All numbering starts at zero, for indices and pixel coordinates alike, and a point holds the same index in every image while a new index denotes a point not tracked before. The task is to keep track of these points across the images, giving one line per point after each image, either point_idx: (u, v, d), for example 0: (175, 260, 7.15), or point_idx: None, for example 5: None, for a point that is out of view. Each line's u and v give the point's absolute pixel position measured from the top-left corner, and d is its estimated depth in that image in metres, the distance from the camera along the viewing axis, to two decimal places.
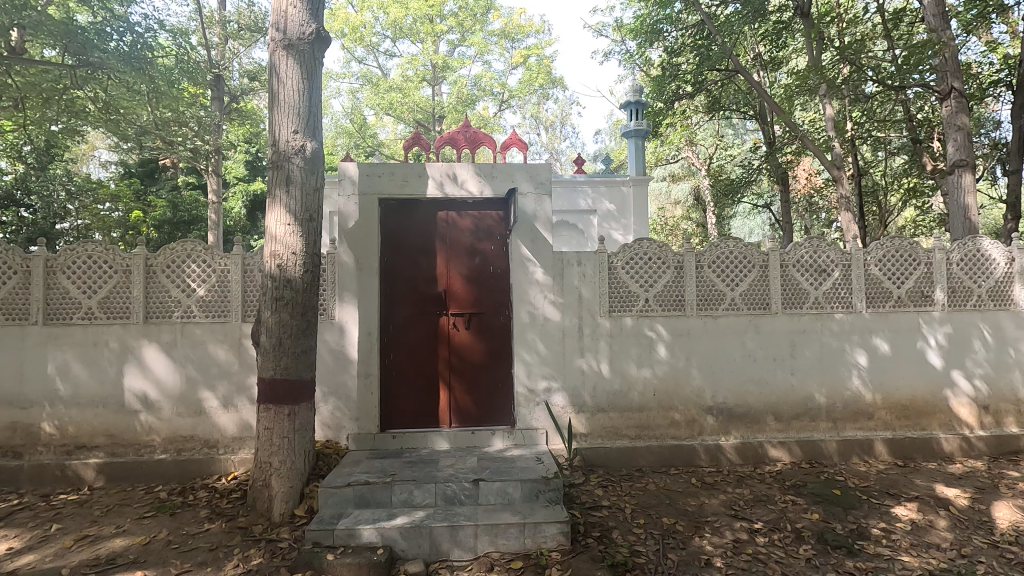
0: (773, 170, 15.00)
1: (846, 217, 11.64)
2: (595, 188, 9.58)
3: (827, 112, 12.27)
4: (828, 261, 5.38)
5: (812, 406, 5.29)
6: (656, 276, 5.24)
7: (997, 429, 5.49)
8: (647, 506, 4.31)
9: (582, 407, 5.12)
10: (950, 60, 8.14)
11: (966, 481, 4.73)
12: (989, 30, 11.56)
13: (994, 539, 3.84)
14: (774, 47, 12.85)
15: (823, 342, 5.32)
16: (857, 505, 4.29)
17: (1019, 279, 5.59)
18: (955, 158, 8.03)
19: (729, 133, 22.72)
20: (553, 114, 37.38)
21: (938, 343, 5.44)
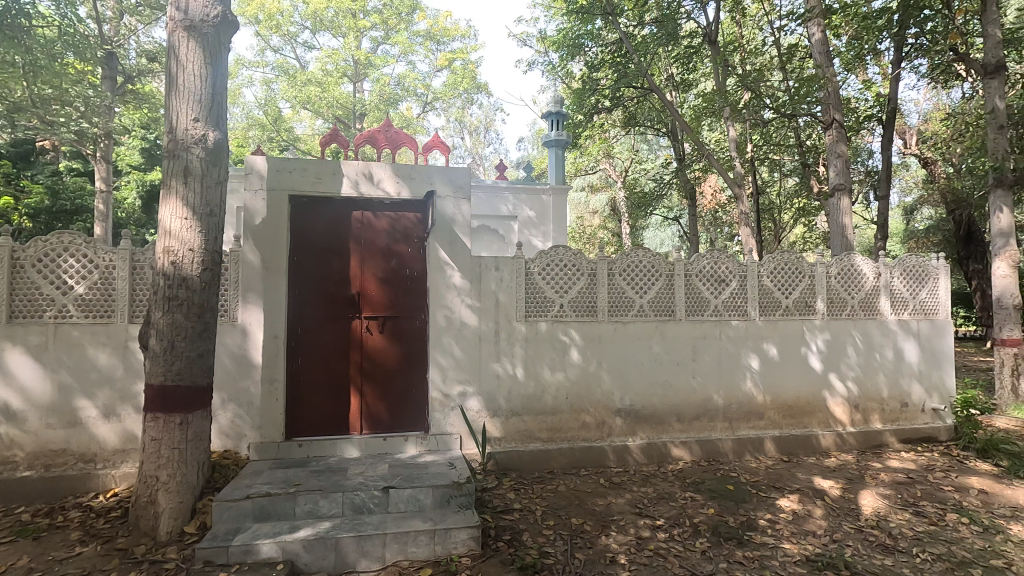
0: (682, 185, 15.98)
1: (744, 232, 12.61)
2: (515, 195, 9.70)
3: (729, 134, 13.27)
4: (726, 272, 5.79)
5: (710, 407, 5.65)
6: (571, 282, 5.39)
7: (865, 426, 6.15)
8: (557, 507, 4.40)
9: (496, 411, 5.15)
10: (832, 94, 9.09)
11: (839, 473, 5.26)
12: (865, 70, 13.01)
13: (860, 524, 4.28)
14: (684, 70, 13.70)
15: (721, 347, 5.71)
16: (747, 499, 4.63)
17: (884, 292, 6.31)
18: (835, 182, 8.93)
19: (644, 148, 23.92)
20: (477, 119, 37.56)
21: (818, 348, 6.01)
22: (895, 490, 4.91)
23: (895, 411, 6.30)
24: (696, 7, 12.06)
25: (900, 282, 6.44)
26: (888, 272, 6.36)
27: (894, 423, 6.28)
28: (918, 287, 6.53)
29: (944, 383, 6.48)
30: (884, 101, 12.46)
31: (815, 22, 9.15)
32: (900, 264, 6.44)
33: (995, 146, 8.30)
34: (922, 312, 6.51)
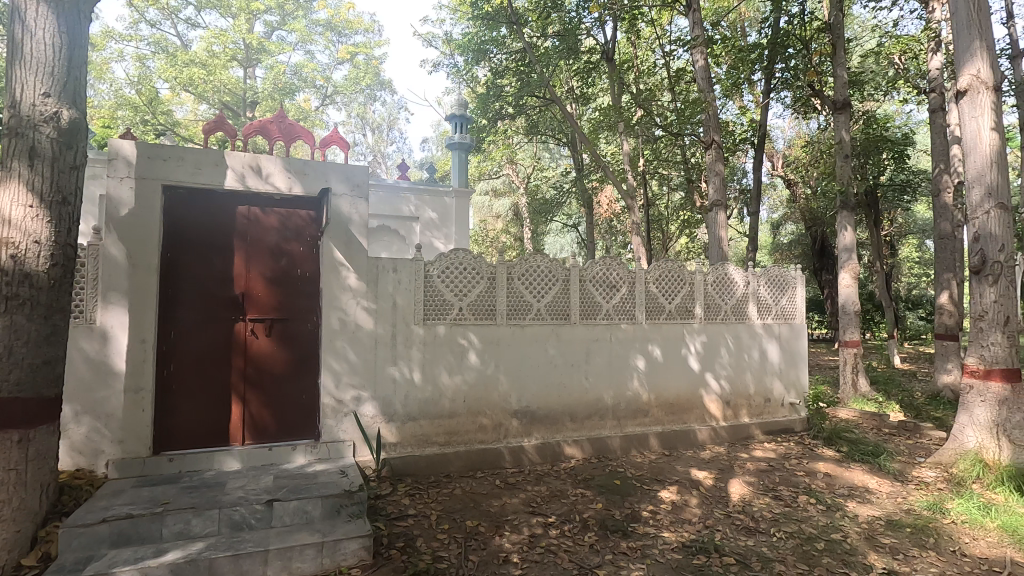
0: (581, 193, 16.69)
1: (636, 240, 13.43)
2: (417, 196, 9.57)
3: (623, 148, 14.10)
4: (617, 278, 6.13)
5: (601, 406, 5.93)
6: (470, 285, 5.42)
7: (734, 420, 6.78)
8: (452, 511, 4.39)
9: (392, 416, 5.03)
10: (712, 117, 9.98)
11: (713, 464, 5.75)
12: (741, 97, 14.41)
13: (729, 510, 4.70)
14: (584, 84, 14.34)
15: (611, 349, 6.02)
16: (632, 492, 4.92)
17: (751, 298, 7.01)
18: (714, 198, 9.77)
19: (546, 156, 24.70)
20: (381, 116, 36.59)
21: (696, 350, 6.53)
22: (758, 476, 5.46)
23: (759, 405, 7.00)
24: (595, 26, 12.68)
25: (765, 291, 7.19)
26: (755, 281, 7.08)
27: (759, 417, 6.98)
28: (779, 294, 7.33)
29: (799, 380, 7.32)
30: (755, 126, 13.88)
31: (699, 50, 9.95)
32: (765, 274, 7.20)
33: (842, 172, 9.53)
34: (782, 317, 7.32)
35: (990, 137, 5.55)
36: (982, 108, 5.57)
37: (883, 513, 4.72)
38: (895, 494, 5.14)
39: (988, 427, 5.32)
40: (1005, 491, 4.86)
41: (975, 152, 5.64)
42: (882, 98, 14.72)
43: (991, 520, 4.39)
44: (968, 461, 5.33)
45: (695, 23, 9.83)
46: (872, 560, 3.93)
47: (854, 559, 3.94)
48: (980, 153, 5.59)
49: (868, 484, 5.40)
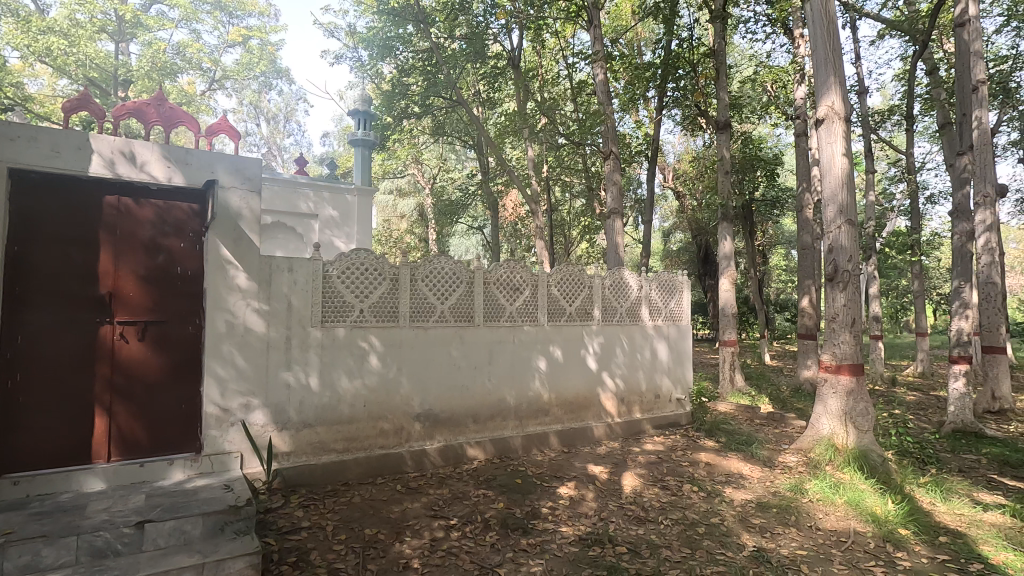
0: (486, 196, 16.83)
1: (539, 244, 13.80)
2: (317, 192, 9.13)
3: (528, 153, 14.43)
4: (520, 280, 6.26)
5: (503, 407, 6.02)
6: (372, 286, 5.26)
7: (628, 416, 7.17)
8: (350, 520, 4.24)
9: (285, 424, 4.75)
10: (610, 129, 10.55)
11: (608, 459, 6.04)
12: (637, 112, 15.33)
13: (621, 501, 4.96)
14: (491, 88, 14.50)
15: (514, 350, 6.12)
16: (532, 490, 5.04)
17: (644, 301, 7.46)
18: (612, 206, 10.28)
19: (453, 158, 24.66)
20: (276, 106, 34.52)
21: (594, 350, 6.83)
22: (648, 469, 5.82)
23: (650, 401, 7.47)
24: (502, 32, 12.90)
25: (657, 294, 7.69)
26: (648, 285, 7.55)
27: (649, 412, 7.44)
28: (669, 298, 7.88)
29: (685, 377, 7.90)
30: (649, 140, 14.84)
31: (598, 64, 10.41)
32: (656, 278, 7.69)
33: (722, 187, 10.45)
34: (671, 319, 7.87)
35: (841, 161, 6.35)
36: (836, 135, 6.36)
37: (754, 496, 5.23)
38: (764, 479, 5.71)
39: (838, 415, 6.08)
40: (851, 471, 5.58)
41: (829, 173, 6.43)
42: (757, 121, 16.34)
43: (839, 496, 5.02)
44: (822, 446, 6.05)
45: (596, 38, 10.30)
46: (745, 539, 4.33)
47: (730, 539, 4.33)
48: (834, 174, 6.37)
49: (742, 471, 5.96)
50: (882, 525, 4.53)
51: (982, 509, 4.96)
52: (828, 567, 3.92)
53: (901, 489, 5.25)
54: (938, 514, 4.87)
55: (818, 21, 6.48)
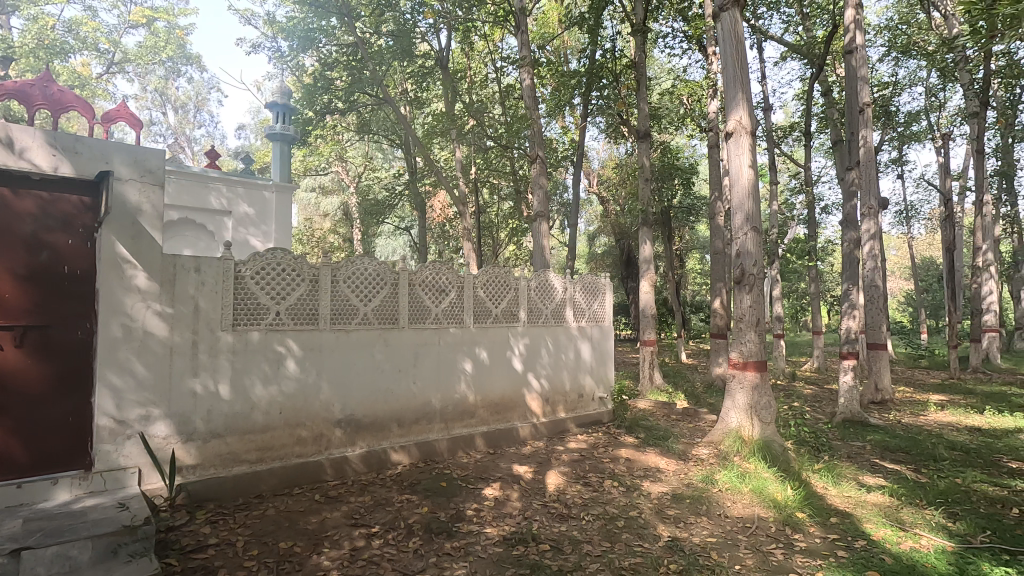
0: (413, 197, 16.57)
1: (467, 246, 13.76)
2: (230, 187, 8.60)
3: (456, 154, 14.37)
4: (446, 282, 6.22)
5: (428, 409, 5.94)
6: (289, 287, 5.03)
7: (552, 416, 7.31)
8: (263, 534, 4.02)
9: (191, 435, 4.43)
10: (537, 134, 10.71)
11: (532, 459, 6.12)
12: (563, 118, 15.68)
13: (545, 500, 5.04)
14: (419, 88, 14.32)
15: (439, 352, 6.07)
16: (457, 493, 5.01)
17: (569, 303, 7.64)
18: (538, 209, 10.44)
19: (379, 156, 24.13)
20: (185, 94, 32.21)
21: (520, 351, 6.91)
22: (571, 466, 5.96)
23: (574, 400, 7.65)
24: (430, 31, 12.80)
25: (580, 296, 7.90)
26: (572, 287, 7.74)
27: (573, 411, 7.63)
28: (592, 299, 8.12)
29: (607, 376, 8.18)
30: (574, 146, 15.24)
31: (526, 69, 10.54)
32: (581, 280, 7.91)
33: (643, 193, 10.91)
34: (594, 320, 8.12)
35: (748, 172, 6.82)
36: (743, 148, 6.83)
37: (670, 488, 5.48)
38: (679, 472, 6.00)
39: (745, 409, 6.51)
40: (756, 461, 6.00)
41: (738, 183, 6.88)
42: (675, 132, 17.22)
43: (745, 485, 5.37)
44: (731, 438, 6.45)
45: (524, 44, 10.44)
46: (661, 530, 4.53)
47: (647, 531, 4.52)
48: (741, 184, 6.83)
49: (659, 465, 6.24)
50: (782, 510, 4.89)
51: (866, 490, 5.49)
52: (734, 551, 4.18)
53: (799, 476, 5.70)
54: (830, 497, 5.33)
55: (727, 40, 6.93)
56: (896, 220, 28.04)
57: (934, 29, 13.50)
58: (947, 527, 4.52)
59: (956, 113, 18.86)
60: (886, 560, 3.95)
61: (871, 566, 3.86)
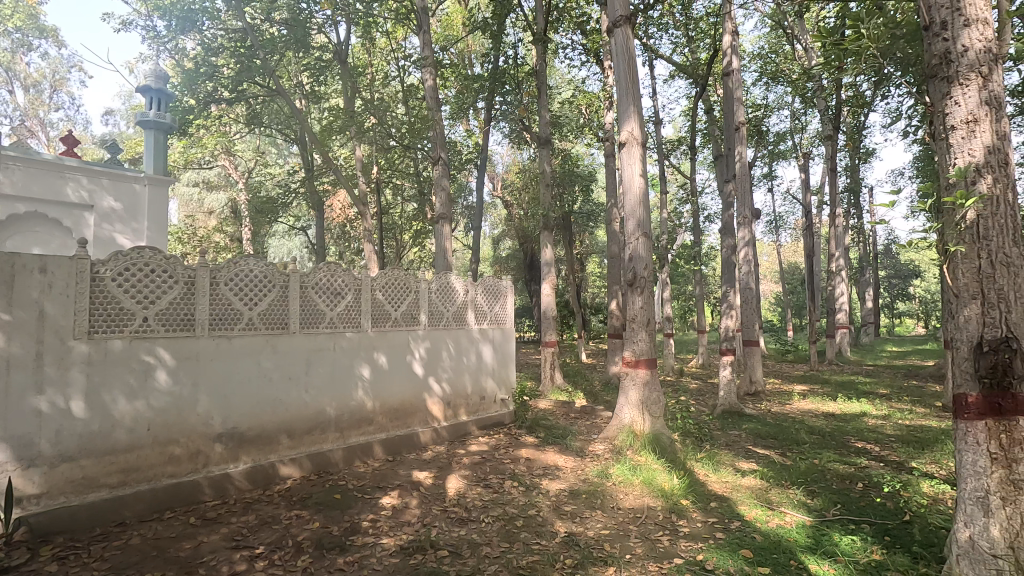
0: (309, 196, 15.71)
1: (367, 248, 13.30)
2: (91, 178, 7.63)
3: (356, 153, 13.87)
4: (341, 285, 5.96)
5: (322, 418, 5.64)
6: (159, 291, 4.54)
7: (454, 419, 7.26)
8: (124, 566, 3.59)
9: (36, 460, 3.87)
10: (440, 135, 10.62)
11: (433, 464, 6.02)
12: (468, 121, 15.70)
13: (445, 505, 4.97)
14: (316, 81, 13.65)
15: (334, 358, 5.79)
16: (352, 504, 4.81)
17: (470, 306, 7.65)
18: (441, 211, 10.33)
19: (273, 151, 22.75)
20: (38, 71, 28.29)
21: (420, 355, 6.79)
22: (472, 469, 5.94)
23: (476, 403, 7.66)
24: (327, 23, 12.28)
25: (482, 299, 7.93)
26: (474, 290, 7.76)
27: (475, 414, 7.63)
28: (494, 302, 8.19)
29: (508, 378, 8.28)
30: (479, 149, 15.35)
31: (428, 69, 10.41)
32: (482, 283, 7.95)
33: (544, 197, 11.17)
34: (495, 322, 8.21)
35: (639, 181, 7.22)
36: (635, 158, 7.23)
37: (568, 485, 5.65)
38: (576, 468, 6.20)
39: (637, 404, 6.87)
40: (646, 453, 6.35)
41: (630, 191, 7.26)
42: (575, 140, 17.90)
43: (637, 477, 5.67)
44: (624, 433, 6.78)
45: (426, 44, 10.31)
46: (558, 527, 4.64)
47: (544, 529, 4.61)
48: (633, 193, 7.21)
49: (558, 462, 6.41)
50: (669, 498, 5.21)
51: (742, 475, 6.00)
52: (626, 541, 4.38)
53: (684, 465, 6.11)
54: (710, 483, 5.76)
55: (620, 55, 7.28)
56: (767, 229, 31.13)
57: (797, 59, 15.16)
58: (806, 503, 5.06)
59: (815, 135, 21.34)
60: (756, 537, 4.33)
61: (744, 544, 4.21)
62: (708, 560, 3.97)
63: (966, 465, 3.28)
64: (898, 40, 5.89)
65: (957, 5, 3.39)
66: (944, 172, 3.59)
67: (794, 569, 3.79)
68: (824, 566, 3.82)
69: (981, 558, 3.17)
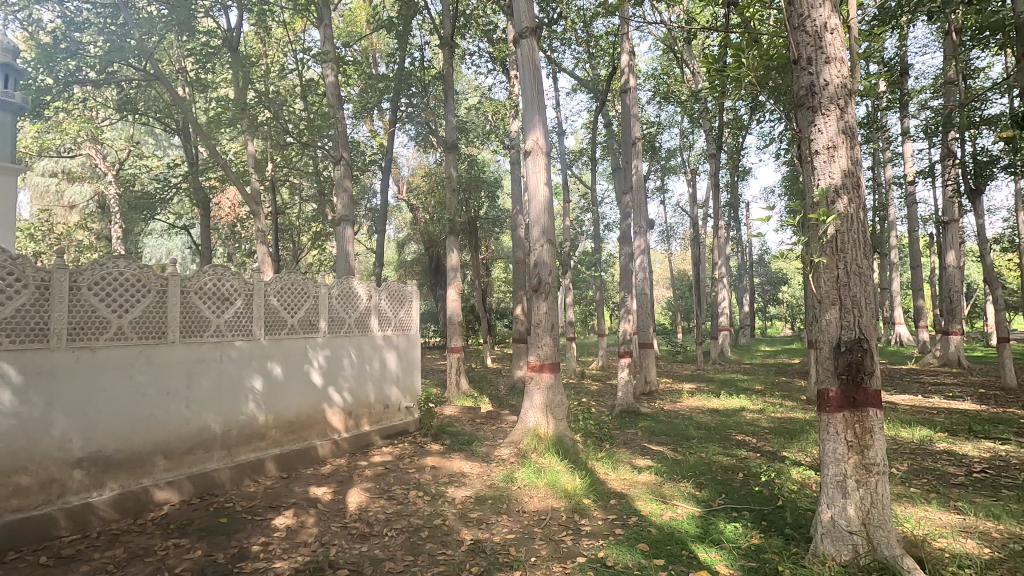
0: (192, 191, 14.38)
1: (261, 251, 12.43)
2: None
3: (247, 148, 12.95)
4: (230, 290, 5.52)
5: (206, 436, 5.15)
6: (4, 296, 3.93)
7: (355, 430, 6.96)
8: None
9: None
10: (342, 134, 10.20)
11: (332, 478, 5.72)
12: (371, 121, 15.26)
13: (345, 521, 4.73)
14: (201, 69, 12.58)
15: (221, 369, 5.33)
16: (241, 528, 4.44)
17: (373, 311, 7.41)
18: (342, 214, 9.89)
19: (149, 142, 20.67)
20: None
21: (319, 364, 6.46)
22: (374, 481, 5.72)
23: (378, 412, 7.41)
24: (217, 7, 11.40)
25: (385, 304, 7.72)
26: (377, 295, 7.53)
27: (378, 423, 7.37)
28: (397, 308, 8.01)
29: (412, 385, 8.12)
30: (383, 150, 14.96)
31: (329, 65, 9.98)
32: (386, 288, 7.74)
33: (450, 202, 11.09)
34: (399, 328, 8.03)
35: (544, 189, 7.38)
36: (540, 167, 7.40)
37: (474, 491, 5.62)
38: (482, 474, 6.19)
39: (541, 408, 7.01)
40: (550, 455, 6.49)
41: (535, 199, 7.40)
42: (481, 146, 18.05)
43: (540, 479, 5.78)
44: (529, 436, 6.88)
45: (327, 38, 9.88)
46: (464, 535, 4.60)
47: (450, 538, 4.53)
48: (538, 200, 7.37)
49: (463, 469, 6.35)
50: (572, 498, 5.35)
51: (638, 471, 6.32)
52: (531, 544, 4.43)
53: (586, 465, 6.32)
54: (610, 480, 6.01)
55: (525, 65, 7.40)
56: (660, 239, 33.31)
57: (685, 82, 16.39)
58: (696, 495, 5.43)
59: (701, 153, 23.19)
60: (652, 531, 4.57)
61: (641, 538, 4.42)
62: (608, 557, 4.12)
63: (827, 453, 3.68)
64: (770, 70, 6.52)
65: (820, 43, 3.82)
66: (809, 192, 4.01)
67: (685, 558, 4.04)
68: (711, 553, 4.11)
69: (840, 535, 3.58)
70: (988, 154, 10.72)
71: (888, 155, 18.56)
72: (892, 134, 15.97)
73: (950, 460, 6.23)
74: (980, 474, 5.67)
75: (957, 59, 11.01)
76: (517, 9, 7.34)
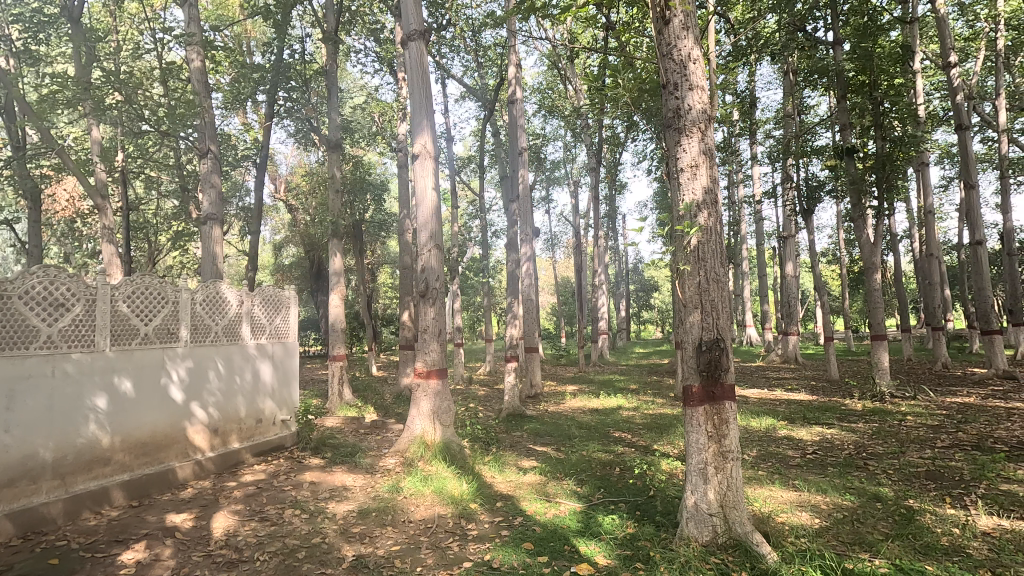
0: (17, 180, 12.20)
1: (107, 251, 10.93)
2: None
3: (90, 133, 11.36)
4: (66, 295, 4.83)
5: (34, 464, 4.41)
6: None
7: (222, 448, 6.34)
8: None
9: None
10: (208, 124, 9.28)
11: (193, 503, 5.17)
12: (244, 113, 14.12)
13: (209, 548, 4.30)
14: (30, 38, 10.89)
15: (55, 386, 4.62)
16: (77, 568, 3.85)
17: (244, 318, 6.86)
18: (209, 211, 8.98)
19: None
20: None
21: (179, 377, 5.83)
22: (245, 503, 5.27)
23: (250, 428, 6.83)
24: None
25: (259, 311, 7.19)
26: (250, 300, 7.00)
27: (249, 440, 6.79)
28: (273, 315, 7.52)
29: (288, 397, 7.61)
30: (257, 145, 13.93)
31: (193, 48, 9.08)
32: (260, 293, 7.23)
33: (333, 204, 10.54)
34: (275, 336, 7.52)
35: (431, 194, 7.31)
36: (427, 171, 7.32)
37: (356, 505, 5.39)
38: (365, 486, 5.94)
39: (428, 415, 6.92)
40: (437, 462, 6.42)
41: (423, 204, 7.29)
42: (367, 147, 17.48)
43: (427, 487, 5.69)
44: (415, 445, 6.76)
45: (192, 19, 8.99)
46: (345, 551, 4.38)
47: (330, 556, 4.30)
48: (426, 204, 7.27)
49: (345, 482, 6.06)
50: (458, 504, 5.33)
51: (524, 472, 6.48)
52: (417, 554, 4.35)
53: (473, 470, 6.32)
54: (497, 483, 6.09)
55: (413, 66, 7.32)
56: (545, 247, 34.66)
57: (568, 97, 17.16)
58: (578, 491, 5.68)
59: (583, 166, 24.47)
60: (536, 530, 4.68)
61: (525, 538, 4.52)
62: (495, 558, 4.16)
63: (691, 443, 4.04)
64: (644, 92, 7.02)
65: (685, 71, 4.21)
66: (676, 207, 4.38)
67: (568, 553, 4.20)
68: (591, 546, 4.31)
69: (702, 518, 3.94)
70: (817, 180, 12.52)
71: (740, 177, 20.89)
72: (743, 159, 18.11)
73: (789, 445, 7.13)
74: (812, 455, 6.56)
75: (793, 95, 12.75)
76: (405, 10, 7.18)
